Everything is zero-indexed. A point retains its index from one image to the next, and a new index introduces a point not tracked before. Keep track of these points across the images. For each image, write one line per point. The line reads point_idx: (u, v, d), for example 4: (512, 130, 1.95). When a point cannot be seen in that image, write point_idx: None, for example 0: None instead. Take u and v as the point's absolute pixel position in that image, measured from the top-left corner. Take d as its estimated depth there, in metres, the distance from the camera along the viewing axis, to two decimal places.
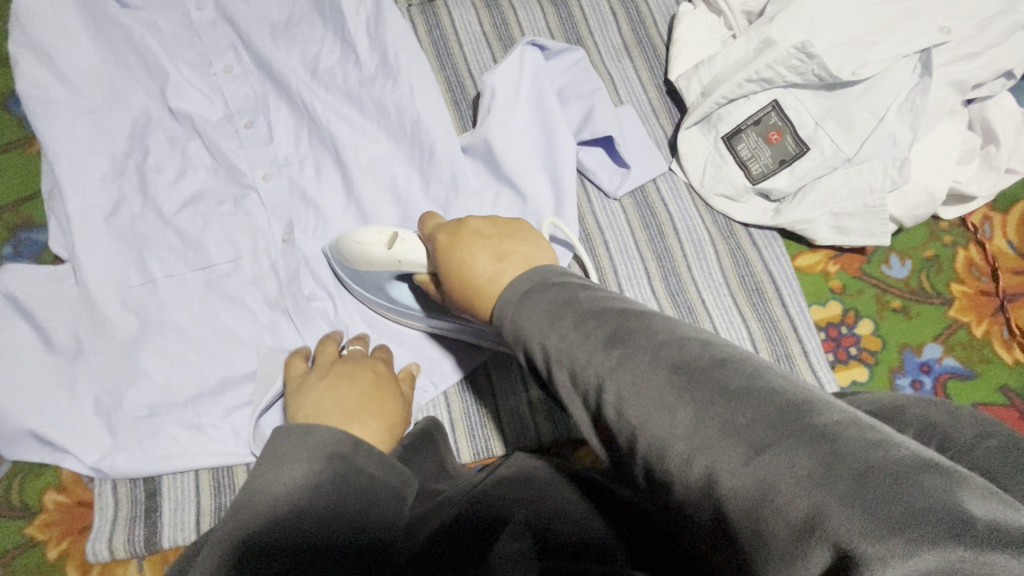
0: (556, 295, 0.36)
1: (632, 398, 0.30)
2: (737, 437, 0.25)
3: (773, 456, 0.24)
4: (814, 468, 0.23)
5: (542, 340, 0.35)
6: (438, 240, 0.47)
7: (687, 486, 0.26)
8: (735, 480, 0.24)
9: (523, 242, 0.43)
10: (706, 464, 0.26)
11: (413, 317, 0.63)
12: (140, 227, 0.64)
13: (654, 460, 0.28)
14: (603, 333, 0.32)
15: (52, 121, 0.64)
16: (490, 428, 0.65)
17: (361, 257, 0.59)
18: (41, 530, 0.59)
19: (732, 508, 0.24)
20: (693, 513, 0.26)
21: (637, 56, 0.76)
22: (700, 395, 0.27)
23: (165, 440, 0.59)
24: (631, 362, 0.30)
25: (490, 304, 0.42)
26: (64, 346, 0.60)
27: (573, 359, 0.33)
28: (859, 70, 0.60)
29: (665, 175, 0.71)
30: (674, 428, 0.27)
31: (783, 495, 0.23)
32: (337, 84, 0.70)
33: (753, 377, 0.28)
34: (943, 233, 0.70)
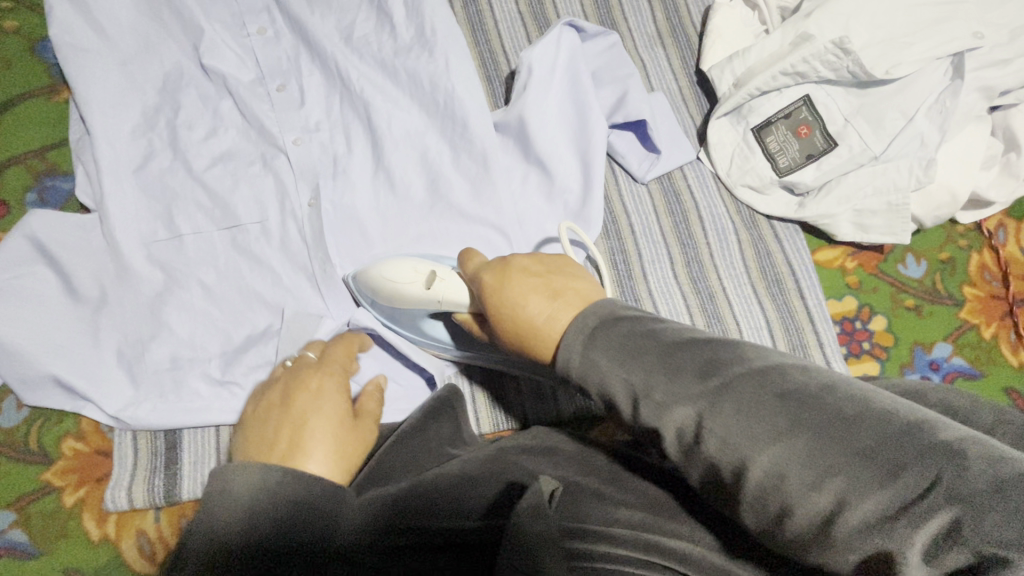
0: (630, 339, 0.36)
1: (741, 429, 0.30)
2: (869, 462, 0.27)
3: (911, 476, 0.26)
4: (953, 484, 0.26)
5: (624, 378, 0.35)
6: (484, 279, 0.47)
7: (815, 512, 0.28)
8: (873, 502, 0.27)
9: (574, 282, 0.43)
10: (839, 489, 0.27)
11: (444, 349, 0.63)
12: (168, 182, 0.64)
13: (772, 490, 0.29)
14: (694, 366, 0.33)
15: (84, 71, 0.63)
16: (509, 399, 0.66)
17: (398, 296, 0.59)
18: (58, 476, 0.59)
19: (872, 529, 0.27)
20: (817, 539, 0.28)
21: (669, 44, 0.77)
22: (816, 422, 0.29)
23: (187, 394, 0.59)
24: (731, 393, 0.32)
25: (550, 349, 0.41)
26: (89, 295, 0.60)
27: (662, 394, 0.34)
28: (892, 69, 0.61)
29: (692, 164, 0.71)
30: (796, 456, 0.29)
31: (923, 512, 0.26)
32: (372, 52, 0.69)
33: (860, 398, 0.30)
34: (959, 237, 0.71)
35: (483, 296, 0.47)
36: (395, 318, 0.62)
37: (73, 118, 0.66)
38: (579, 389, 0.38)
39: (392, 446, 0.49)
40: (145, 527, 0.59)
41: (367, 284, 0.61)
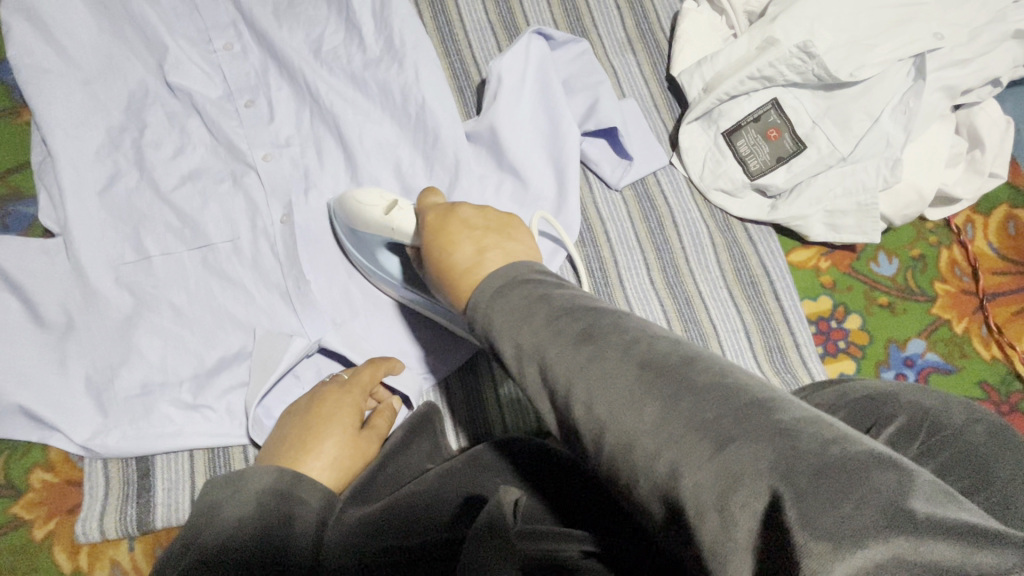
0: (525, 297, 0.36)
1: (601, 395, 0.30)
2: (704, 433, 0.26)
3: (738, 449, 0.25)
4: (776, 463, 0.24)
5: (512, 337, 0.35)
6: (427, 223, 0.48)
7: (652, 481, 0.27)
8: (699, 474, 0.25)
9: (506, 235, 0.43)
10: (673, 459, 0.26)
11: (395, 288, 0.62)
12: (135, 203, 0.63)
13: (621, 456, 0.29)
14: (574, 329, 0.33)
15: (45, 91, 0.62)
16: (490, 412, 0.66)
17: (359, 216, 0.58)
18: (27, 509, 0.57)
19: (694, 501, 0.25)
20: (657, 512, 0.27)
21: (640, 50, 0.77)
22: (668, 394, 0.28)
23: (159, 419, 0.58)
24: (597, 360, 0.31)
25: (464, 295, 0.42)
26: (55, 321, 0.58)
27: (542, 354, 0.33)
28: (857, 71, 0.62)
29: (665, 169, 0.72)
30: (644, 427, 0.28)
31: (745, 489, 0.24)
32: (341, 65, 0.69)
33: (721, 375, 0.29)
34: (928, 234, 0.72)
35: (424, 237, 0.48)
36: (355, 243, 0.62)
37: (35, 140, 0.65)
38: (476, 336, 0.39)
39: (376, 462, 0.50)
40: (119, 557, 0.57)
41: (340, 207, 0.61)
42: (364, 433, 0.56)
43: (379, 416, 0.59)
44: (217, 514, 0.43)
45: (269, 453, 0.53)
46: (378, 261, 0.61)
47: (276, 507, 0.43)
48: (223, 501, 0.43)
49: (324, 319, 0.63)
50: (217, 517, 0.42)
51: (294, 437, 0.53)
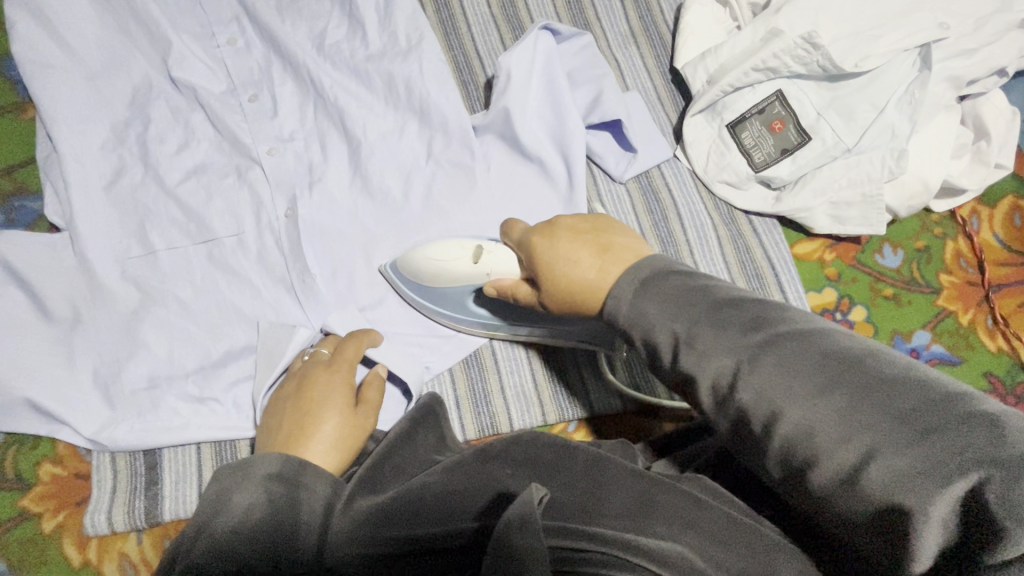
0: (679, 292, 0.39)
1: (778, 383, 0.32)
2: (901, 420, 0.29)
3: (942, 437, 0.27)
4: (982, 449, 0.27)
5: (669, 325, 0.38)
6: (533, 242, 0.52)
7: (842, 465, 0.29)
8: (898, 457, 0.28)
9: (621, 240, 0.48)
10: (870, 447, 0.29)
11: (481, 322, 0.65)
12: (141, 198, 0.63)
13: (800, 439, 0.31)
14: (741, 322, 0.36)
15: (50, 87, 0.62)
16: (495, 405, 0.66)
17: (437, 270, 0.61)
18: (37, 502, 0.58)
19: (893, 483, 0.28)
20: (841, 492, 0.30)
21: (643, 43, 0.77)
22: (854, 384, 0.31)
23: (165, 412, 0.58)
24: (771, 350, 0.33)
25: (598, 298, 0.45)
26: (61, 316, 0.59)
27: (692, 338, 0.37)
28: (862, 62, 0.62)
29: (669, 161, 0.72)
30: (827, 413, 0.30)
31: (949, 471, 0.27)
32: (345, 59, 0.69)
33: (902, 366, 0.31)
34: (933, 225, 0.72)
35: (533, 257, 0.51)
36: (435, 298, 0.63)
37: (40, 136, 0.65)
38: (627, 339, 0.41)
39: (384, 449, 0.50)
40: (128, 549, 0.58)
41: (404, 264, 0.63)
42: (360, 407, 0.56)
43: (371, 389, 0.58)
44: (226, 502, 0.43)
45: (268, 442, 0.53)
46: (467, 308, 0.64)
47: (284, 495, 0.43)
48: (232, 487, 0.44)
49: (330, 311, 0.63)
50: (229, 505, 0.43)
51: (292, 425, 0.53)
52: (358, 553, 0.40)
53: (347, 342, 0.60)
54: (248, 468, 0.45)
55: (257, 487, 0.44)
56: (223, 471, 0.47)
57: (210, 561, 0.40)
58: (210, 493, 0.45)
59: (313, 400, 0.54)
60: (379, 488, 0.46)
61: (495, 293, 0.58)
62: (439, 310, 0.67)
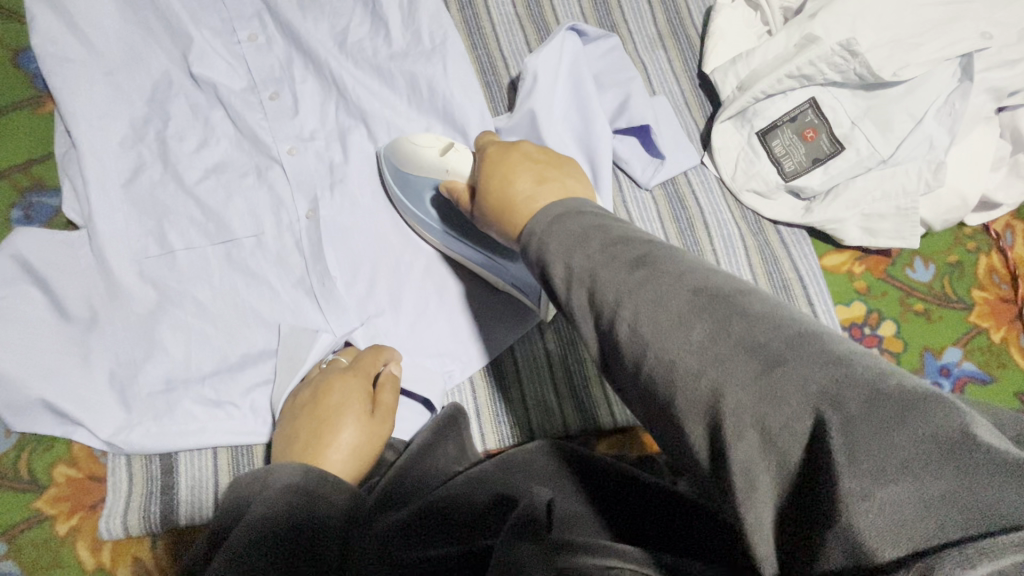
0: (582, 228, 0.34)
1: (647, 317, 0.28)
2: (751, 355, 0.24)
3: (787, 371, 0.23)
4: (828, 388, 0.22)
5: (565, 260, 0.33)
6: (489, 150, 0.50)
7: (689, 402, 0.25)
8: (742, 395, 0.24)
9: (567, 176, 0.44)
10: (716, 385, 0.25)
11: (432, 231, 0.62)
12: (159, 196, 0.62)
13: (659, 377, 0.27)
14: (625, 257, 0.31)
15: (70, 82, 0.61)
16: (515, 414, 0.65)
17: (412, 158, 0.60)
18: (50, 504, 0.57)
19: (732, 423, 0.24)
20: (690, 433, 0.26)
21: (672, 47, 0.75)
22: (718, 317, 0.26)
23: (182, 415, 0.57)
24: (651, 283, 0.29)
25: (521, 222, 0.42)
26: (78, 315, 0.58)
27: (593, 278, 0.31)
28: (901, 71, 0.60)
29: (696, 168, 0.70)
30: (687, 349, 0.26)
31: (791, 411, 0.23)
32: (367, 58, 0.67)
33: (773, 305, 0.27)
34: (967, 239, 0.71)
35: (484, 163, 0.49)
36: (403, 185, 0.62)
37: (59, 132, 0.64)
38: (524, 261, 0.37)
39: (403, 462, 0.49)
40: (142, 554, 0.57)
41: (391, 153, 0.62)
42: (376, 411, 0.54)
43: (386, 390, 0.56)
44: (245, 512, 0.41)
45: (285, 450, 0.52)
46: (422, 203, 0.62)
47: (302, 506, 0.41)
48: (252, 497, 0.43)
49: (350, 316, 0.62)
50: (247, 513, 0.41)
51: (310, 433, 0.52)
52: (378, 565, 0.38)
53: (367, 351, 0.59)
54: (266, 477, 0.45)
55: (275, 499, 0.42)
56: (243, 479, 0.46)
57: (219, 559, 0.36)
58: (230, 507, 0.44)
59: (328, 405, 0.53)
60: (401, 503, 0.45)
61: (446, 191, 0.58)
62: (459, 316, 0.65)
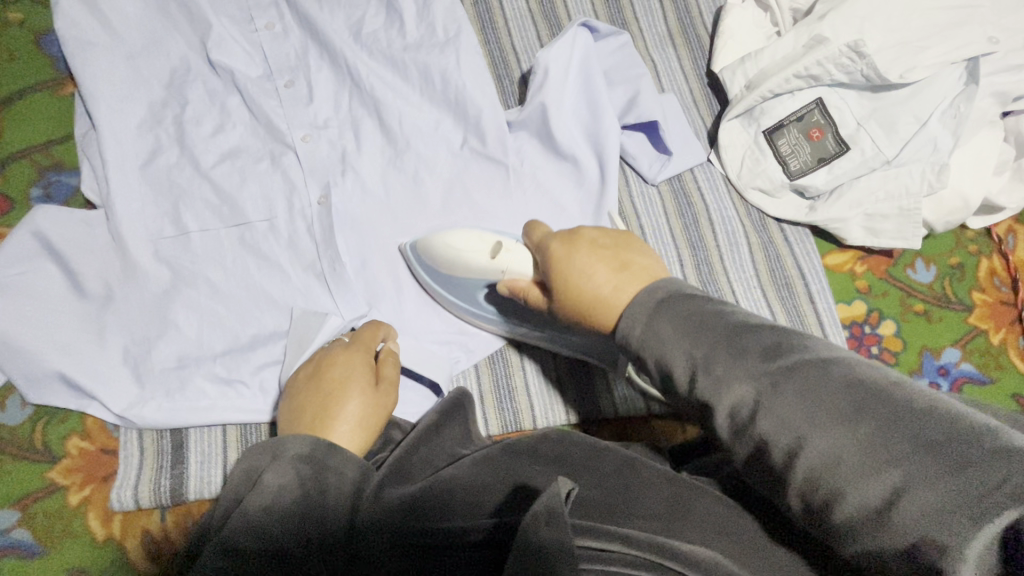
0: (696, 315, 0.36)
1: (798, 411, 0.30)
2: (934, 454, 0.26)
3: (976, 471, 0.25)
4: (1023, 487, 0.24)
5: (684, 352, 0.35)
6: (551, 248, 0.49)
7: (869, 501, 0.27)
8: (927, 492, 0.25)
9: (641, 257, 0.44)
10: (897, 481, 0.26)
11: (485, 319, 0.64)
12: (176, 178, 0.63)
13: (824, 477, 0.28)
14: (758, 347, 0.33)
15: (91, 65, 0.63)
16: (519, 403, 0.66)
17: (458, 262, 0.61)
18: (64, 475, 0.58)
19: (927, 522, 0.25)
20: (868, 531, 0.27)
21: (681, 45, 0.76)
22: (878, 414, 0.28)
23: (193, 392, 0.59)
24: (792, 378, 0.31)
25: (612, 318, 0.43)
26: (94, 292, 0.59)
27: (721, 372, 0.33)
28: (907, 74, 0.61)
29: (703, 165, 0.71)
30: (852, 444, 0.28)
31: (990, 508, 0.24)
32: (381, 49, 0.68)
33: (928, 397, 0.29)
34: (969, 242, 0.72)
35: (551, 263, 0.48)
36: (449, 287, 0.63)
37: (79, 113, 0.65)
38: (630, 356, 0.39)
39: (410, 442, 0.50)
40: (151, 526, 0.58)
41: (425, 250, 0.63)
42: (381, 386, 0.55)
43: (388, 366, 0.57)
44: (258, 484, 0.42)
45: (291, 423, 0.52)
46: (474, 301, 0.63)
47: (313, 477, 0.42)
48: (264, 468, 0.44)
49: (359, 301, 0.63)
50: (259, 485, 0.42)
51: (316, 407, 0.53)
52: (392, 542, 0.40)
53: (365, 329, 0.60)
54: (278, 448, 0.45)
55: (286, 473, 0.42)
56: (251, 451, 0.47)
57: (245, 539, 0.38)
58: (240, 480, 0.45)
59: (334, 381, 0.54)
60: (408, 478, 0.46)
61: (506, 291, 0.56)
62: None
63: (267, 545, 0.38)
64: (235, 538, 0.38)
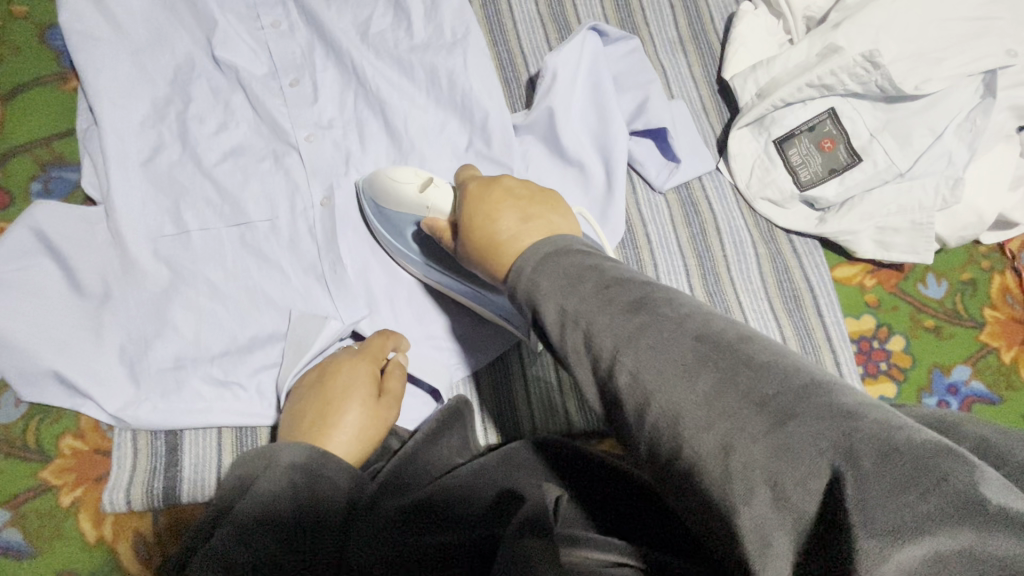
0: (577, 267, 0.36)
1: (650, 364, 0.29)
2: (762, 410, 0.25)
3: (797, 427, 0.24)
4: (838, 444, 0.23)
5: (559, 302, 0.35)
6: (471, 188, 0.48)
7: (698, 455, 0.26)
8: (749, 448, 0.25)
9: (552, 208, 0.44)
10: (725, 436, 0.26)
11: (413, 262, 0.62)
12: (177, 176, 0.62)
13: (665, 430, 0.28)
14: (624, 301, 0.32)
15: (95, 60, 0.62)
16: (519, 412, 0.65)
17: (391, 194, 0.59)
18: (56, 475, 0.57)
19: (742, 477, 0.24)
20: (696, 485, 0.26)
21: (692, 52, 0.75)
22: (723, 369, 0.27)
23: (190, 394, 0.58)
24: (650, 332, 0.30)
25: (507, 261, 0.42)
26: (92, 290, 0.58)
27: (589, 324, 0.33)
28: (923, 85, 0.60)
29: (711, 174, 0.70)
30: (692, 398, 0.27)
31: (805, 466, 0.23)
32: (387, 49, 0.67)
33: (777, 354, 0.28)
34: (981, 258, 0.70)
35: (465, 204, 0.48)
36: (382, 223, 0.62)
37: (82, 108, 0.65)
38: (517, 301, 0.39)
39: (406, 451, 0.49)
40: (142, 529, 0.57)
41: (370, 185, 0.61)
42: (382, 398, 0.54)
43: (394, 379, 0.56)
44: (250, 491, 0.41)
45: (290, 430, 0.52)
46: (404, 241, 0.61)
47: (305, 485, 0.42)
48: (258, 475, 0.43)
49: (359, 304, 0.62)
50: (250, 491, 0.41)
51: (315, 414, 0.52)
52: (383, 554, 0.38)
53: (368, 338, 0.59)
54: (272, 456, 0.44)
55: (278, 481, 0.42)
56: (247, 458, 0.46)
57: (228, 544, 0.37)
58: (233, 489, 0.44)
59: (335, 388, 0.53)
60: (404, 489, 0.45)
61: (427, 228, 0.55)
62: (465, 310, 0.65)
63: (250, 550, 0.36)
64: (219, 543, 0.37)
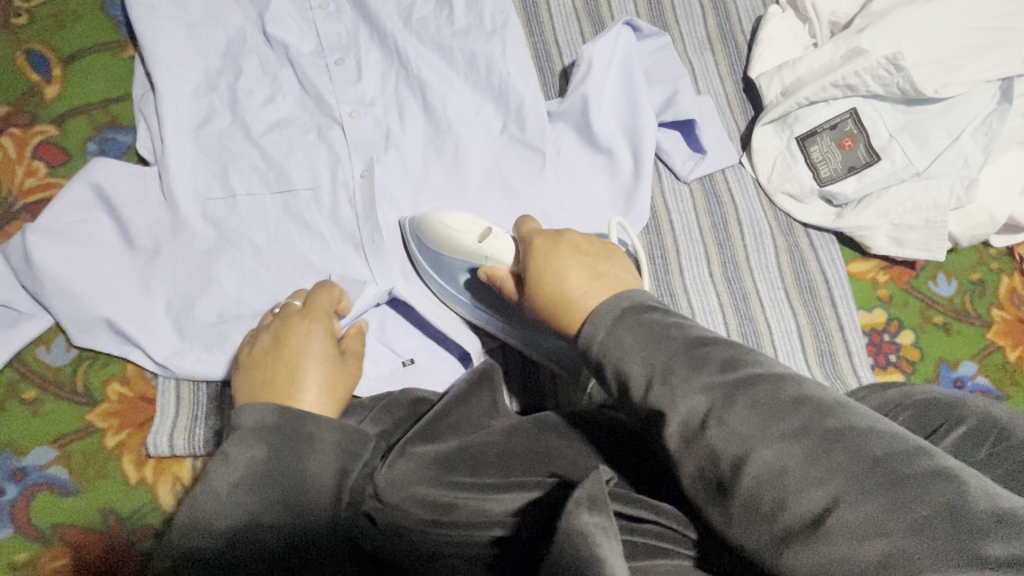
0: (656, 327, 0.37)
1: (750, 422, 0.31)
2: (876, 471, 0.28)
3: (912, 487, 0.27)
4: (953, 505, 0.26)
5: (637, 359, 0.36)
6: (535, 241, 0.51)
7: (812, 510, 0.28)
8: (866, 505, 0.27)
9: (616, 265, 0.46)
10: (840, 493, 0.28)
11: (463, 305, 0.64)
12: (226, 143, 0.65)
13: (773, 488, 0.30)
14: (715, 361, 0.35)
15: (153, 30, 0.65)
16: (543, 383, 0.68)
17: (447, 239, 0.61)
18: (102, 418, 0.60)
19: (865, 532, 0.26)
20: (808, 542, 0.28)
21: (719, 50, 0.78)
22: (827, 431, 0.30)
23: (231, 348, 0.61)
24: (744, 391, 0.33)
25: (577, 320, 0.44)
26: (143, 245, 0.61)
27: (670, 376, 0.35)
28: (942, 89, 0.63)
29: (734, 167, 0.73)
30: (798, 455, 0.30)
31: (923, 521, 0.26)
32: (430, 34, 0.71)
33: (870, 420, 0.31)
34: (991, 260, 0.73)
35: (529, 257, 0.50)
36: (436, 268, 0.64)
37: (138, 74, 0.68)
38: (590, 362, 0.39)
39: (439, 408, 0.51)
40: (182, 474, 0.60)
41: (422, 226, 0.63)
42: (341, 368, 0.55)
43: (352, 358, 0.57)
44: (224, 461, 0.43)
45: (248, 381, 0.53)
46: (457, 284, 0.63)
47: (283, 458, 0.43)
48: (231, 442, 0.44)
49: (393, 274, 0.65)
50: (225, 462, 0.43)
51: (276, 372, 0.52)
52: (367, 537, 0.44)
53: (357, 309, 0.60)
54: (253, 415, 0.45)
55: (252, 459, 0.43)
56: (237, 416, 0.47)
57: (213, 526, 0.40)
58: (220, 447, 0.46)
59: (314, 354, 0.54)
60: (436, 437, 0.48)
61: (486, 277, 0.56)
62: None
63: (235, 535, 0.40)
64: (213, 526, 0.41)
